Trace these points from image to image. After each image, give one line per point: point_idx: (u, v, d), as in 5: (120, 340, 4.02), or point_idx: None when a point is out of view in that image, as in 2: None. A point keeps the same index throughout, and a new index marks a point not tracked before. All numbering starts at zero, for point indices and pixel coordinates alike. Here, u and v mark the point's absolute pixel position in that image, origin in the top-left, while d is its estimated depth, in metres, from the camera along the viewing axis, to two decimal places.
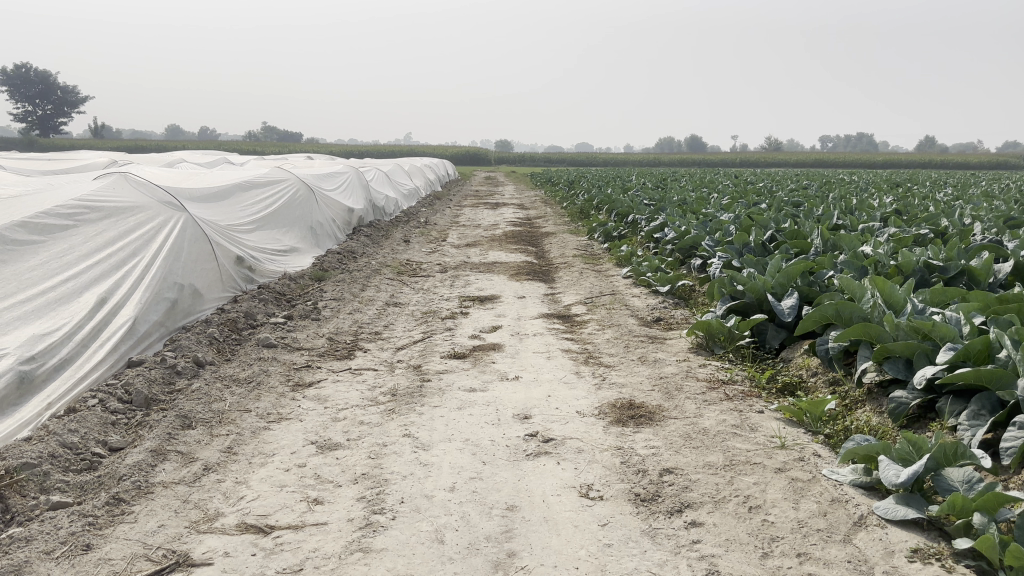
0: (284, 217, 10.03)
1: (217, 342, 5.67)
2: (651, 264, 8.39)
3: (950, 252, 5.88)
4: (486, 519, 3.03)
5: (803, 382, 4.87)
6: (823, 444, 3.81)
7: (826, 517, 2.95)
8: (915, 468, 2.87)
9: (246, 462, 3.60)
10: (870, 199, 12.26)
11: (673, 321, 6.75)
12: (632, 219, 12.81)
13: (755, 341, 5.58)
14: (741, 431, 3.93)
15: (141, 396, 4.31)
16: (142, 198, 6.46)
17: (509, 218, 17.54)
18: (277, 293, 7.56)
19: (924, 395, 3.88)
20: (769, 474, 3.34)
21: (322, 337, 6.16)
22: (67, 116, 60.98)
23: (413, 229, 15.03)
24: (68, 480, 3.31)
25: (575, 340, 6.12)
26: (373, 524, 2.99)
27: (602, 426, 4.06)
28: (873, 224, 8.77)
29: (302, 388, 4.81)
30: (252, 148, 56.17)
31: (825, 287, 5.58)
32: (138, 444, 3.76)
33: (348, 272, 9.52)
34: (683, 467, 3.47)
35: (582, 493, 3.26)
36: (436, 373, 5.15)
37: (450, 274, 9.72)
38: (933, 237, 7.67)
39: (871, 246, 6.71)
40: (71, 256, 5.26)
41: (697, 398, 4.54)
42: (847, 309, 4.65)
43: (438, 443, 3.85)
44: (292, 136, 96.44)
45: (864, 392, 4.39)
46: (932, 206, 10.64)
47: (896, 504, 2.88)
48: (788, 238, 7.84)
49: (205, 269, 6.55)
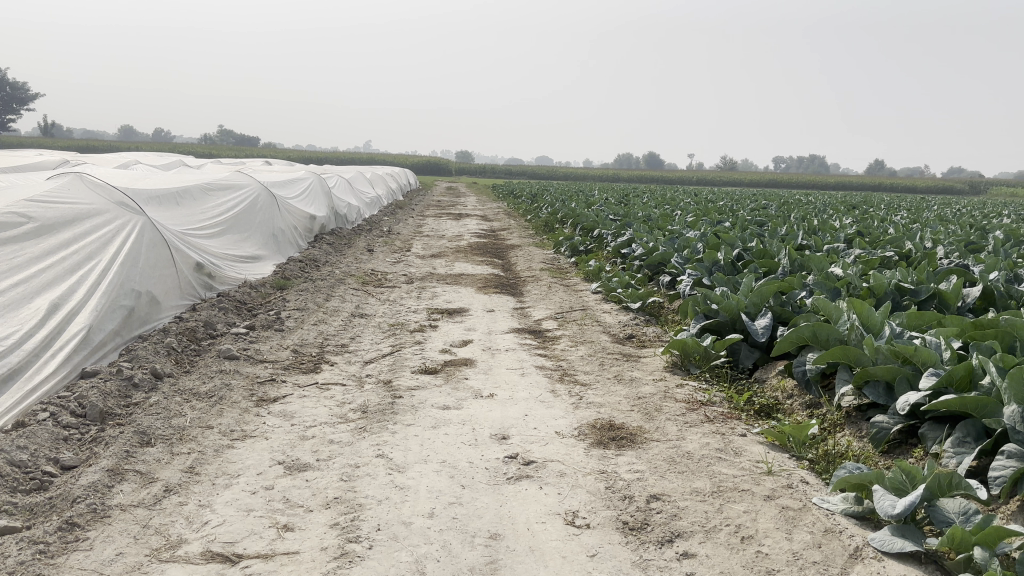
0: (245, 222, 9.76)
1: (176, 352, 5.42)
2: (621, 280, 8.32)
3: (920, 276, 5.89)
4: (469, 549, 2.88)
5: (779, 404, 4.80)
6: (808, 470, 3.74)
7: (822, 549, 2.87)
8: (911, 499, 2.80)
9: (210, 484, 3.39)
10: (831, 220, 12.41)
11: (646, 338, 6.67)
12: (597, 233, 12.76)
13: (729, 360, 5.51)
14: (725, 455, 3.85)
15: (95, 409, 4.06)
16: (98, 200, 6.17)
17: (473, 229, 17.37)
18: (238, 302, 7.30)
19: (906, 421, 3.83)
20: (759, 502, 3.26)
21: (286, 349, 5.93)
22: (16, 112, 59.14)
23: (376, 238, 14.79)
24: (17, 502, 3.07)
25: (548, 356, 6.00)
26: (348, 554, 2.82)
27: (583, 448, 3.94)
28: (837, 245, 8.85)
29: (267, 404, 4.59)
30: (208, 150, 55.25)
31: (798, 307, 5.54)
32: (93, 462, 3.52)
33: (311, 281, 9.27)
34: (670, 494, 3.36)
35: (568, 520, 3.13)
36: (408, 389, 4.98)
37: (416, 285, 9.53)
38: (898, 259, 7.73)
39: (840, 266, 6.71)
40: (23, 259, 4.97)
41: (678, 419, 4.45)
42: (824, 330, 4.60)
43: (413, 464, 3.68)
44: (249, 140, 95.02)
45: (843, 415, 4.35)
46: (892, 229, 10.79)
47: (892, 536, 2.81)
48: (756, 256, 7.84)
49: (163, 276, 6.28)
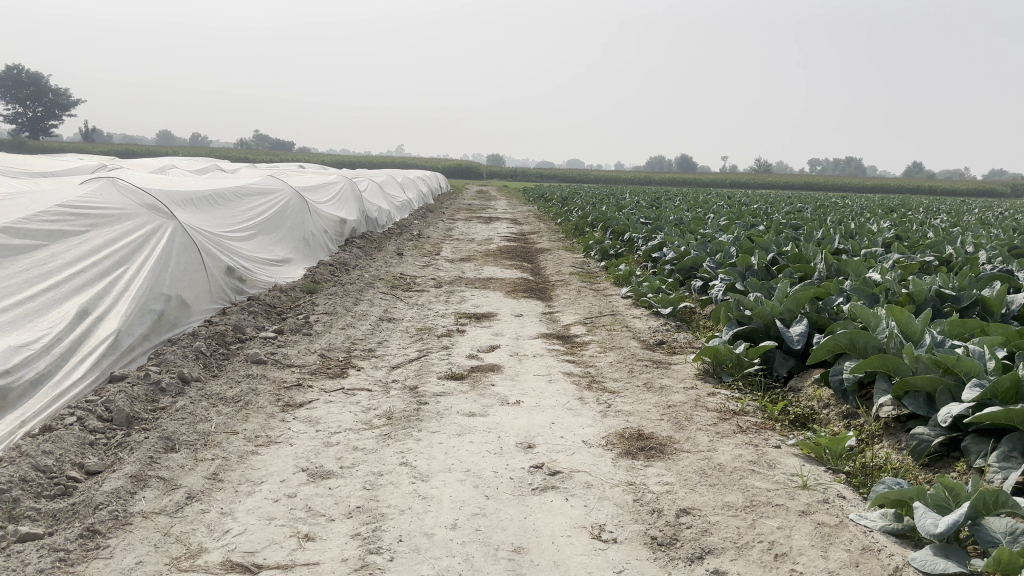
0: (276, 225, 9.81)
1: (204, 356, 5.44)
2: (651, 285, 8.20)
3: (962, 281, 5.68)
4: (492, 563, 2.81)
5: (815, 414, 4.66)
6: (845, 484, 3.61)
7: (859, 569, 2.77)
8: (955, 518, 2.66)
9: (233, 491, 3.36)
10: (868, 224, 12.12)
11: (677, 345, 6.55)
12: (628, 237, 12.60)
13: (763, 368, 5.36)
14: (758, 468, 3.73)
15: (122, 414, 4.07)
16: (128, 204, 6.22)
17: (502, 233, 17.27)
18: (267, 306, 7.32)
19: (949, 433, 3.68)
20: (793, 517, 3.15)
21: (313, 354, 5.92)
22: (57, 119, 60.27)
23: (406, 242, 14.82)
24: (40, 508, 3.07)
25: (576, 363, 5.90)
26: (369, 566, 2.76)
27: (611, 458, 3.85)
28: (875, 249, 8.62)
29: (293, 409, 4.57)
30: (243, 154, 56.14)
31: (835, 314, 5.37)
32: (117, 468, 3.51)
33: (341, 285, 9.28)
34: (701, 508, 3.26)
35: (594, 534, 3.04)
36: (433, 395, 4.93)
37: (445, 289, 9.49)
38: (939, 265, 7.49)
39: (879, 271, 6.51)
40: (54, 263, 5.01)
41: (709, 429, 4.34)
42: (862, 338, 4.43)
43: (437, 473, 3.63)
44: (282, 143, 96.35)
45: (882, 426, 4.19)
46: (932, 232, 10.49)
47: (934, 556, 2.70)
48: (791, 261, 7.66)
49: (193, 280, 6.30)
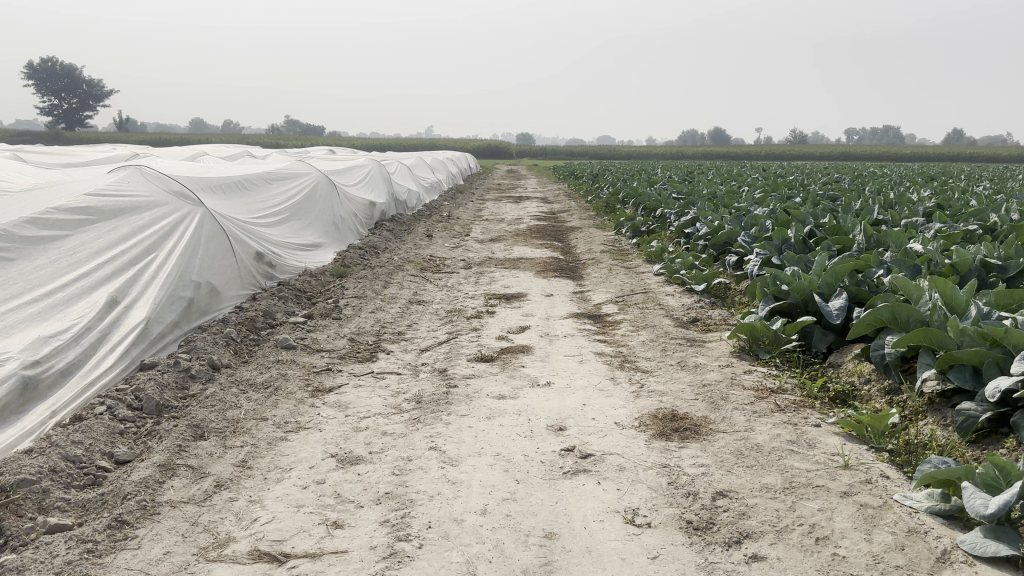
0: (304, 210, 9.79)
1: (234, 343, 5.45)
2: (685, 261, 8.03)
3: (1008, 250, 5.44)
4: (523, 549, 2.74)
5: (856, 391, 4.50)
6: (889, 463, 3.48)
7: (905, 552, 2.65)
8: (1008, 498, 2.53)
9: (261, 478, 3.34)
10: (909, 192, 11.73)
11: (711, 322, 6.41)
12: (660, 213, 12.38)
13: (802, 344, 5.20)
14: (798, 448, 3.61)
15: (152, 402, 4.07)
16: (155, 191, 6.23)
17: (532, 212, 17.11)
18: (297, 291, 7.31)
19: (997, 408, 3.51)
20: (835, 499, 3.04)
21: (342, 338, 5.89)
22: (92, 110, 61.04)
23: (436, 223, 14.75)
24: (69, 499, 3.07)
25: (608, 343, 5.80)
26: (397, 554, 2.71)
27: (644, 440, 3.76)
28: (916, 219, 8.34)
29: (322, 395, 4.55)
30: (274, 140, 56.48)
31: (875, 287, 5.19)
32: (146, 457, 3.51)
33: (371, 268, 9.26)
34: (738, 490, 3.16)
35: (627, 518, 2.96)
36: (462, 378, 4.87)
37: (475, 270, 9.43)
38: (983, 233, 7.21)
39: (921, 242, 6.28)
40: (82, 253, 5.03)
41: (746, 409, 4.21)
42: (904, 311, 4.25)
43: (467, 457, 3.56)
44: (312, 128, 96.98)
45: (926, 402, 4.03)
46: (975, 201, 10.11)
47: (985, 539, 2.57)
48: (829, 233, 7.43)
49: (223, 266, 6.30)
